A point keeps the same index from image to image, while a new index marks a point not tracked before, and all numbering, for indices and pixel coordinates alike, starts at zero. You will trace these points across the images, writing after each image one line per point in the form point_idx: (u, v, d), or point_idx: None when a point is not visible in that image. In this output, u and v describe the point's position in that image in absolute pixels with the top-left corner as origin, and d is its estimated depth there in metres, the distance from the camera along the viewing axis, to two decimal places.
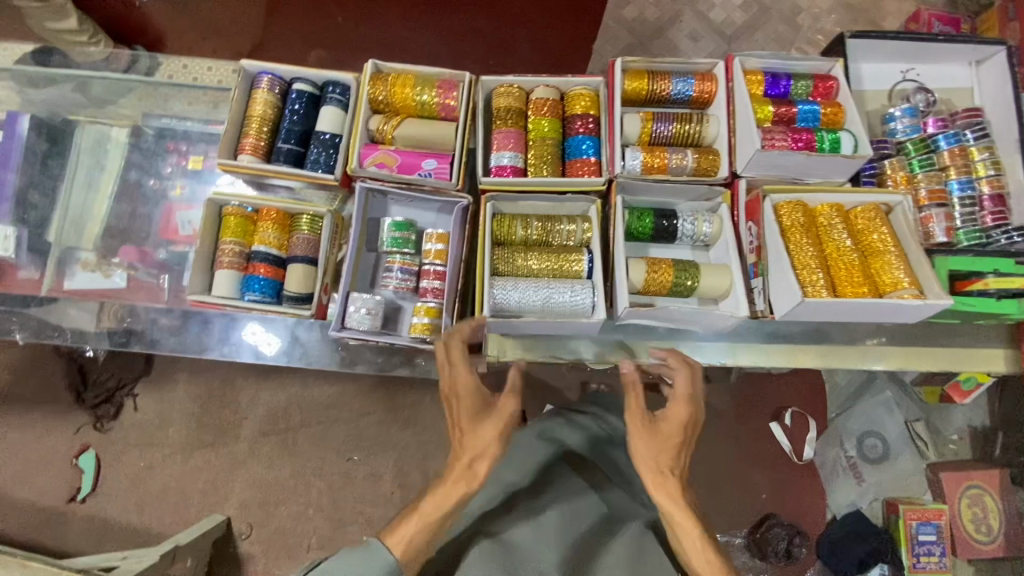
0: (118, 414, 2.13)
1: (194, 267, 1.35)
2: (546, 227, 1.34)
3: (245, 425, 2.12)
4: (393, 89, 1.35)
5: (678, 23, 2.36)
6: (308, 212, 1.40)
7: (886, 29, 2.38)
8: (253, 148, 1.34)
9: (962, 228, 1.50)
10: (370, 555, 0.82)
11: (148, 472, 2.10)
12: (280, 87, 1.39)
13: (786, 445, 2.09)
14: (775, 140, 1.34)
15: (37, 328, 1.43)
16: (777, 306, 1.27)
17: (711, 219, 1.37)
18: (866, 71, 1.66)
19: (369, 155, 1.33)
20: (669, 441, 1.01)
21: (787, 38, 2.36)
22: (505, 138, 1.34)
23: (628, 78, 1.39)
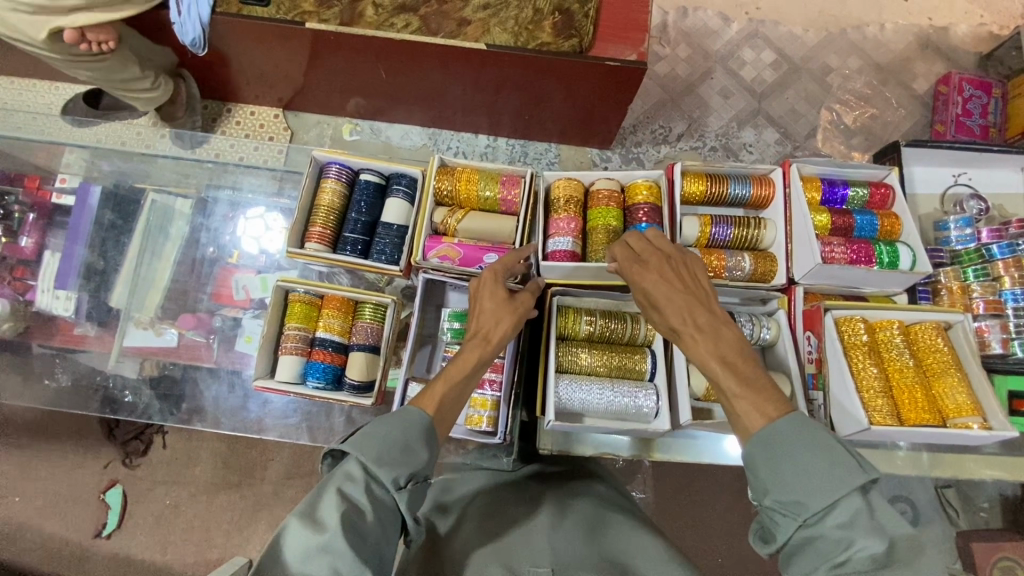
0: (147, 451, 2.15)
1: (260, 351, 1.40)
2: (609, 324, 1.42)
3: (270, 467, 2.13)
4: (458, 183, 1.43)
5: (709, 80, 2.41)
6: (372, 301, 1.45)
7: (915, 90, 2.41)
8: (320, 236, 1.41)
9: (1019, 338, 1.54)
10: (408, 414, 1.00)
11: (173, 511, 2.11)
12: (347, 176, 1.48)
13: None
14: (834, 251, 1.42)
15: (91, 375, 1.63)
16: (838, 424, 1.33)
17: (769, 325, 1.41)
18: (917, 174, 1.81)
19: (433, 247, 1.38)
20: (693, 325, 1.05)
21: (817, 97, 2.40)
22: (566, 225, 1.40)
23: (687, 180, 1.51)
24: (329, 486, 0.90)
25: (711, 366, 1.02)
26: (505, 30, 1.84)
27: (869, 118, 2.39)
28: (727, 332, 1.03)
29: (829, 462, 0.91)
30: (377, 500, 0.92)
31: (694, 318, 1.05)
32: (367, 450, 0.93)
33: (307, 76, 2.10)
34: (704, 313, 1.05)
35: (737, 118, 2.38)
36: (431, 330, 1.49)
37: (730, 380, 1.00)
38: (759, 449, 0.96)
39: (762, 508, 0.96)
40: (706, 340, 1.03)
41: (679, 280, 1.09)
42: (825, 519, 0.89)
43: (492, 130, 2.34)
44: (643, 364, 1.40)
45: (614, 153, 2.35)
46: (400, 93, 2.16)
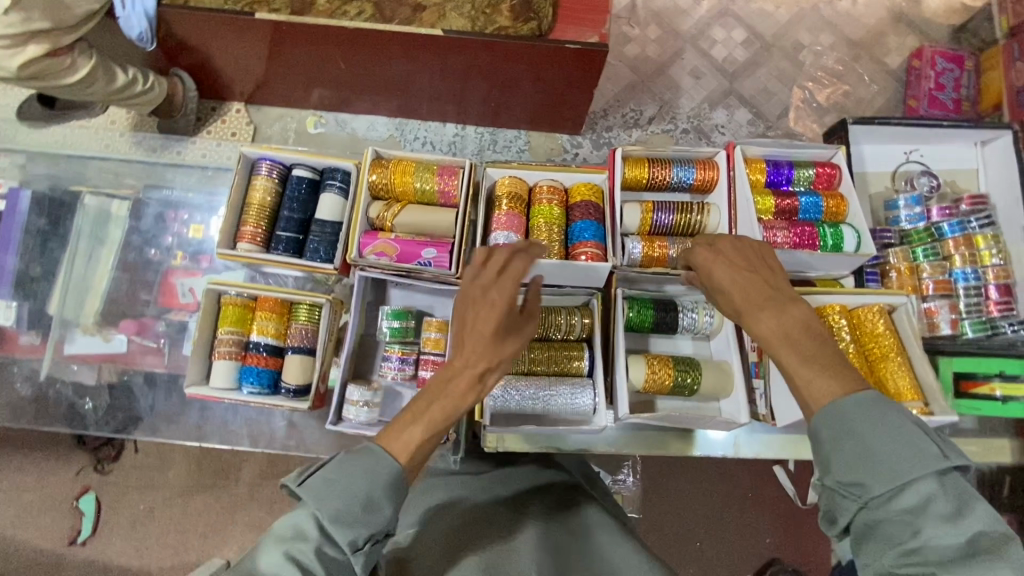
0: (120, 456, 2.12)
1: (192, 358, 1.37)
2: (547, 320, 1.40)
3: (245, 468, 2.11)
4: (394, 175, 1.39)
5: (679, 61, 2.37)
6: (307, 302, 1.41)
7: (888, 65, 2.37)
8: (251, 236, 1.39)
9: (968, 318, 1.59)
10: (376, 459, 0.92)
11: (147, 515, 2.09)
12: (279, 172, 1.45)
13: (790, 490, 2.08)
14: (775, 236, 1.41)
15: (42, 385, 1.59)
16: (778, 414, 1.31)
17: (712, 313, 1.44)
18: (868, 152, 1.79)
19: (369, 244, 1.34)
20: (766, 298, 1.05)
21: (789, 75, 2.36)
22: (508, 221, 1.36)
23: (628, 165, 1.46)
24: (275, 548, 0.83)
25: (775, 342, 1.01)
26: (462, 15, 1.76)
27: (842, 95, 2.35)
28: (795, 307, 1.02)
29: (899, 444, 0.87)
30: (331, 562, 0.85)
31: (759, 294, 1.06)
32: (324, 507, 0.86)
33: (269, 69, 2.04)
34: (770, 293, 1.05)
35: (708, 99, 2.34)
36: (371, 330, 1.49)
37: (795, 359, 0.98)
38: (826, 427, 0.92)
39: (823, 487, 0.92)
40: (772, 316, 1.02)
41: (747, 262, 1.11)
42: (895, 502, 0.84)
43: (460, 118, 2.30)
44: (581, 360, 1.40)
45: (585, 139, 2.31)
46: (363, 83, 2.11)
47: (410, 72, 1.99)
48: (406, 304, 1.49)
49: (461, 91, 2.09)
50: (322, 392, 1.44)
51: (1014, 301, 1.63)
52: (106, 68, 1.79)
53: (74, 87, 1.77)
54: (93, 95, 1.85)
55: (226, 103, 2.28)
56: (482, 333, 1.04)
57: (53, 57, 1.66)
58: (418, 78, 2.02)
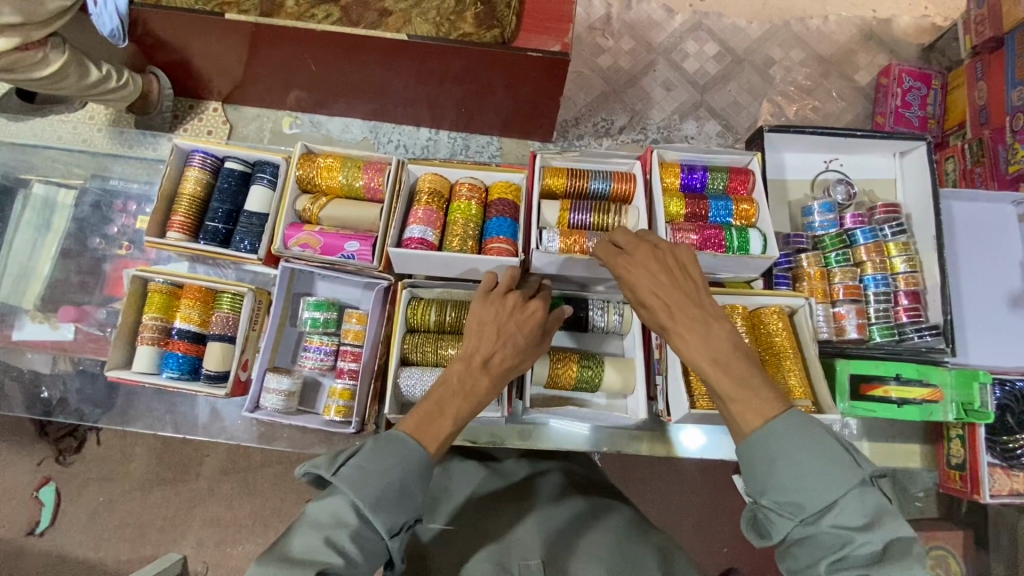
0: (81, 447, 2.13)
1: (116, 343, 1.45)
2: (461, 313, 1.40)
3: (205, 463, 2.11)
4: (320, 171, 1.45)
5: (651, 73, 2.41)
6: (229, 291, 1.48)
7: (857, 82, 2.41)
8: (181, 226, 1.45)
9: (877, 325, 1.63)
10: (407, 450, 0.97)
11: (106, 507, 2.09)
12: (212, 164, 1.51)
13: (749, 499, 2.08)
14: (684, 237, 1.44)
15: None
16: (673, 410, 1.40)
17: (620, 311, 1.50)
18: (789, 160, 1.84)
19: (292, 235, 1.39)
20: (693, 317, 1.05)
21: (759, 89, 2.40)
22: (425, 215, 1.40)
23: (546, 175, 1.50)
24: (318, 531, 0.89)
25: (706, 366, 1.02)
26: (427, 20, 1.81)
27: (811, 110, 2.38)
28: (718, 326, 1.03)
29: (825, 459, 0.92)
30: (368, 544, 0.91)
31: (685, 313, 1.05)
32: (363, 495, 0.92)
33: (246, 70, 2.08)
34: (694, 309, 1.05)
35: (679, 111, 2.37)
36: (295, 320, 1.56)
37: (722, 377, 1.00)
38: (756, 449, 0.96)
39: (759, 506, 0.96)
40: (698, 338, 1.03)
41: (668, 274, 1.10)
42: (823, 519, 0.89)
43: (434, 123, 2.34)
44: None
45: (557, 146, 2.34)
46: (340, 87, 2.15)
47: (385, 77, 2.03)
48: (331, 296, 1.57)
49: (432, 96, 2.13)
50: (243, 381, 1.49)
51: (925, 309, 1.67)
52: (79, 63, 1.82)
53: (46, 81, 1.80)
54: (66, 88, 1.88)
55: (203, 103, 2.32)
56: (491, 331, 1.12)
57: (25, 50, 1.69)
58: (393, 83, 2.06)
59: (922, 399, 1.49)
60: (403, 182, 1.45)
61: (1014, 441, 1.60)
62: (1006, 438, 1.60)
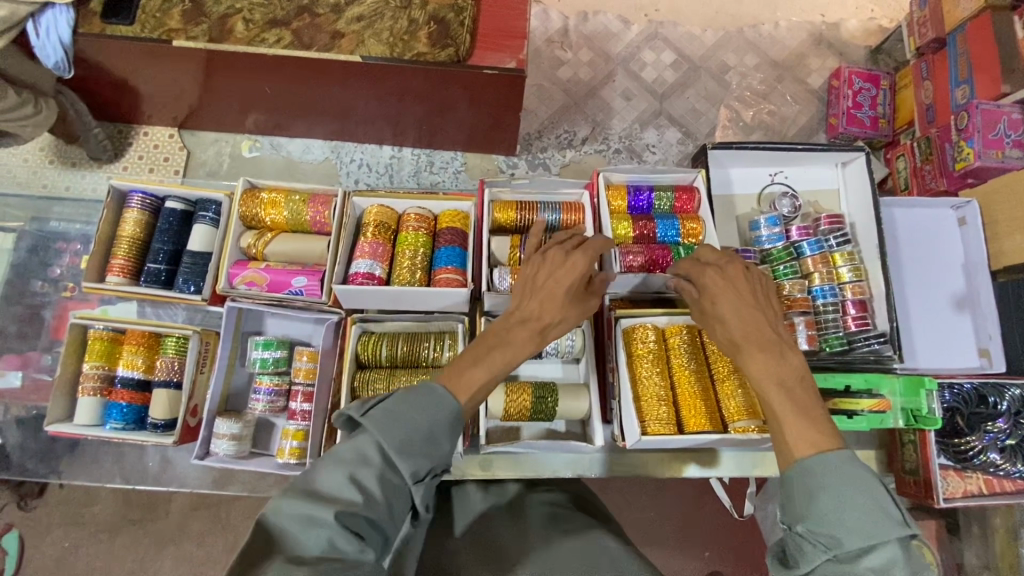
0: (43, 491, 2.05)
1: (54, 393, 1.47)
2: (410, 347, 1.42)
3: (174, 500, 2.04)
4: (264, 208, 1.47)
5: (611, 83, 2.43)
6: (174, 335, 1.50)
7: (810, 85, 2.47)
8: (120, 269, 1.48)
9: (828, 335, 1.66)
10: (436, 397, 0.91)
11: (72, 553, 2.02)
12: (151, 205, 1.53)
13: (727, 501, 2.06)
14: (632, 259, 1.48)
15: None
16: (627, 435, 1.44)
17: (575, 335, 1.51)
18: (734, 175, 1.89)
19: (238, 274, 1.41)
20: (767, 340, 1.04)
21: (716, 95, 2.44)
22: (371, 250, 1.42)
23: (496, 209, 1.51)
24: (340, 465, 0.84)
25: (767, 385, 1.00)
26: (380, 42, 1.79)
27: (767, 113, 2.42)
28: (794, 355, 1.02)
29: (876, 507, 0.85)
30: (393, 487, 0.85)
31: (760, 336, 1.05)
32: (388, 437, 0.86)
33: (203, 95, 2.06)
34: (771, 335, 1.05)
35: (639, 120, 2.40)
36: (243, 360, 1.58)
37: (786, 405, 0.97)
38: (801, 475, 0.90)
39: (791, 533, 0.90)
40: (767, 357, 1.02)
41: (755, 294, 1.12)
42: (859, 560, 0.83)
43: (397, 141, 2.33)
44: None
45: (520, 160, 2.35)
46: (297, 108, 2.12)
47: (345, 95, 2.00)
48: (281, 333, 1.58)
49: (394, 116, 2.14)
50: (192, 426, 1.50)
51: (873, 316, 1.72)
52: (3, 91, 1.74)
53: None
54: None
55: (152, 127, 2.28)
56: (523, 288, 1.11)
57: None
58: (354, 100, 2.03)
59: (865, 410, 1.56)
60: (348, 215, 1.46)
61: (965, 443, 1.68)
62: (958, 441, 1.69)
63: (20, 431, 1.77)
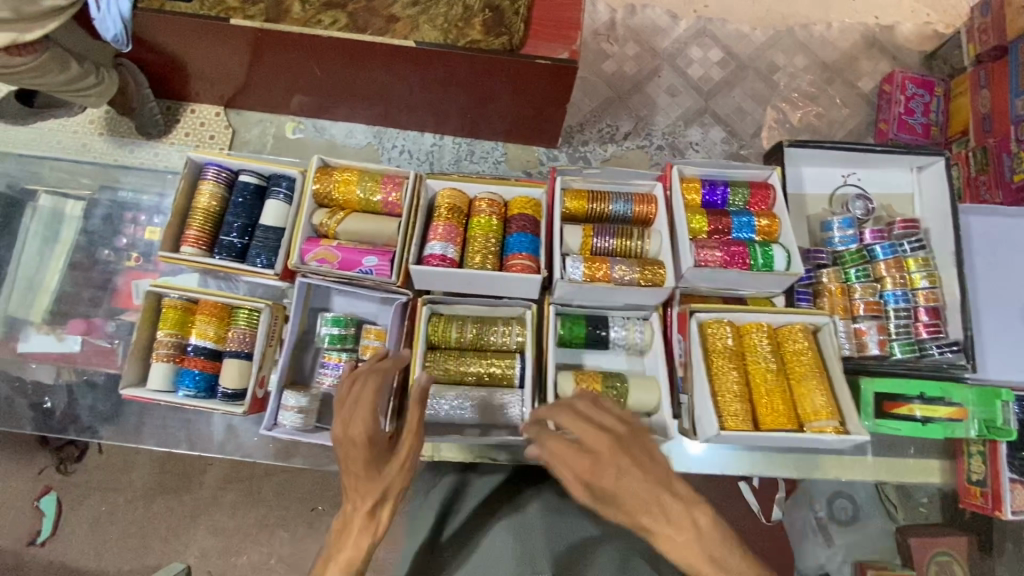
0: (83, 455, 2.10)
1: (131, 358, 1.46)
2: (478, 330, 1.46)
3: (208, 472, 2.09)
4: (337, 185, 1.46)
5: (656, 78, 2.41)
6: (246, 307, 1.49)
7: (860, 89, 2.42)
8: (195, 240, 1.45)
9: (898, 341, 1.67)
10: None
11: (108, 517, 2.07)
12: (225, 177, 1.51)
13: (754, 505, 2.03)
14: (708, 255, 1.45)
15: None
16: (699, 430, 1.43)
17: (643, 328, 1.52)
18: (807, 173, 1.86)
19: (310, 251, 1.41)
20: (682, 525, 0.92)
21: (763, 95, 2.40)
22: (444, 232, 1.42)
23: (569, 197, 1.51)
24: None
25: (697, 564, 0.92)
26: (434, 27, 1.79)
27: (815, 116, 2.38)
28: (701, 515, 0.92)
29: None
30: None
31: (671, 505, 0.93)
32: None
33: (250, 75, 2.08)
34: (687, 501, 0.94)
35: (683, 117, 2.37)
36: (311, 334, 1.58)
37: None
38: None
39: None
40: (689, 535, 0.92)
41: (639, 464, 0.95)
42: None
43: (438, 129, 2.33)
44: (512, 370, 1.46)
45: (561, 152, 2.34)
46: (342, 91, 2.14)
47: (388, 80, 2.00)
48: (349, 311, 1.58)
49: (437, 102, 2.13)
50: (260, 398, 1.50)
51: (946, 324, 1.69)
52: (63, 61, 1.79)
53: (28, 75, 1.76)
54: (45, 84, 1.84)
55: (201, 104, 2.31)
56: (351, 466, 1.03)
57: (14, 51, 1.67)
58: (397, 86, 2.03)
59: (949, 418, 1.54)
60: (420, 198, 1.46)
61: None
62: None
63: (76, 395, 1.64)
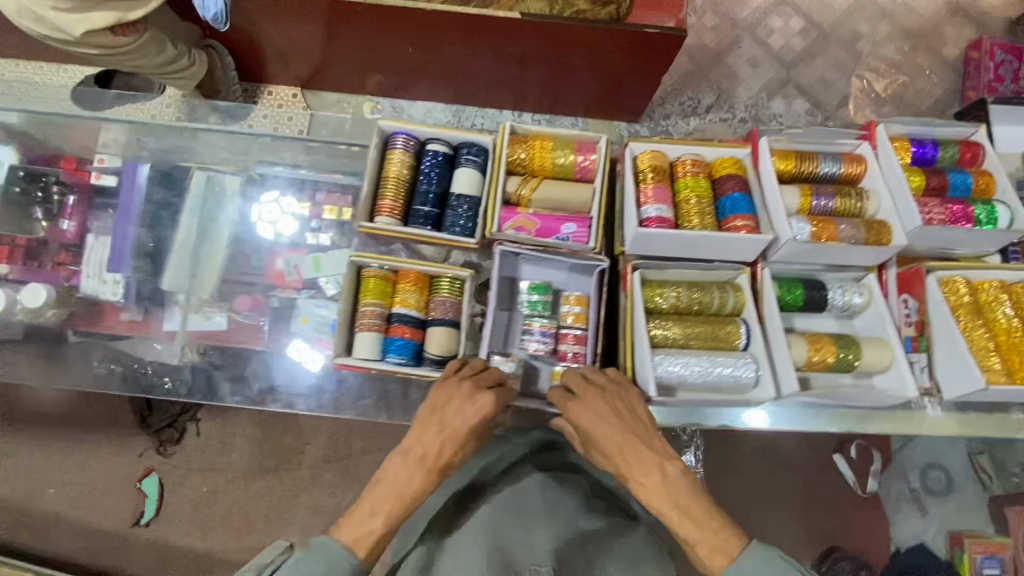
0: (182, 438, 2.14)
1: (341, 329, 1.41)
2: (696, 294, 1.39)
3: (307, 451, 2.12)
4: (532, 152, 1.47)
5: (737, 49, 2.36)
6: (449, 275, 1.46)
7: (945, 56, 2.37)
8: (391, 210, 1.44)
9: None
10: None
11: (210, 497, 2.10)
12: (414, 145, 1.50)
13: (851, 477, 2.14)
14: (933, 214, 1.45)
15: (119, 358, 1.61)
16: (948, 388, 1.41)
17: (860, 291, 1.45)
18: (1000, 132, 1.85)
19: (509, 218, 1.42)
20: (653, 462, 1.07)
21: (847, 65, 2.35)
22: (657, 194, 1.39)
23: (776, 159, 1.48)
24: None
25: (665, 508, 1.03)
26: None
27: (900, 86, 2.34)
28: (671, 463, 1.07)
29: None
30: None
31: (638, 449, 1.09)
32: None
33: (326, 52, 2.05)
34: (651, 449, 1.09)
35: (766, 88, 2.33)
36: (505, 305, 1.50)
37: (686, 524, 1.00)
38: None
39: None
40: (659, 479, 1.05)
41: (617, 413, 1.15)
42: None
43: (516, 106, 2.31)
44: (739, 334, 1.38)
45: (642, 128, 2.31)
46: (421, 69, 2.11)
47: (463, 60, 2.00)
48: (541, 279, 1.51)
49: (516, 79, 2.11)
50: None
51: None
52: (160, 42, 1.77)
53: (128, 57, 1.74)
54: (142, 66, 1.82)
55: (278, 86, 2.29)
56: (427, 431, 1.14)
57: (119, 31, 1.65)
58: (471, 66, 2.02)
59: None
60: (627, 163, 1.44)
61: None
62: None
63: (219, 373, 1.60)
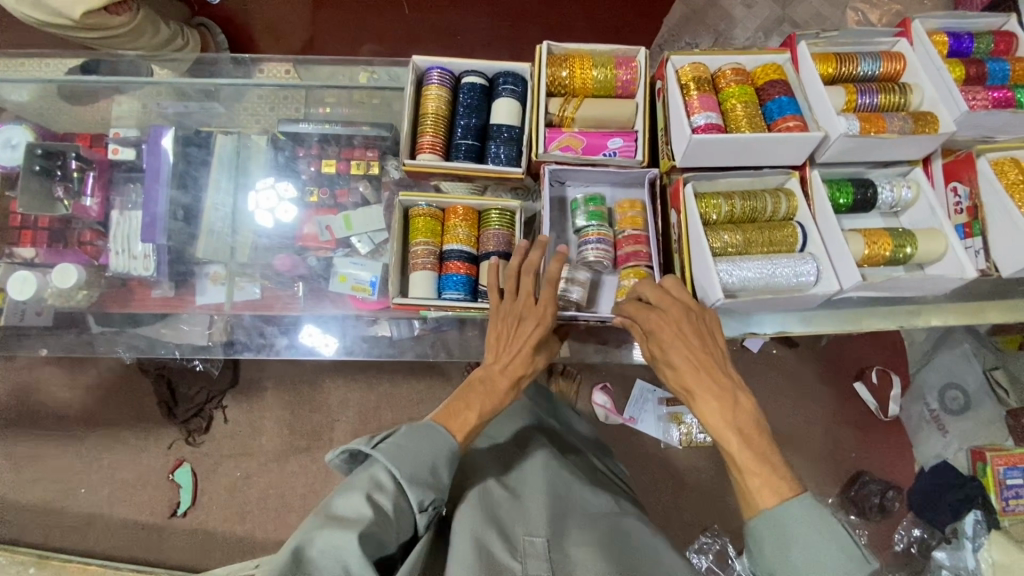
0: (210, 426, 2.13)
1: (394, 271, 1.42)
2: (749, 202, 1.40)
3: (337, 428, 2.12)
4: (573, 71, 1.45)
5: None
6: (497, 208, 1.45)
7: None
8: (432, 145, 1.43)
9: None
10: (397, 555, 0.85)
11: (244, 481, 2.10)
12: (449, 80, 1.49)
13: (872, 402, 2.17)
14: (976, 100, 1.43)
15: (148, 345, 1.61)
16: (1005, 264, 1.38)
17: (909, 185, 1.45)
18: None
19: (555, 138, 1.43)
20: (727, 393, 1.01)
21: None
22: (703, 102, 1.36)
23: (815, 61, 1.45)
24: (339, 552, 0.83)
25: (726, 433, 0.99)
26: None
27: (894, 15, 2.33)
28: (743, 397, 1.00)
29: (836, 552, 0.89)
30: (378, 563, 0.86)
31: (712, 377, 1.02)
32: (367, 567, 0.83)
33: None
34: (723, 378, 1.02)
35: (763, 28, 2.28)
36: (559, 232, 1.53)
37: (744, 452, 0.96)
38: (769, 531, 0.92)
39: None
40: (721, 407, 1.00)
41: (699, 335, 1.07)
42: None
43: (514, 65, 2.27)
44: (794, 235, 1.39)
45: None
46: None
47: None
48: None
49: None
50: None
51: None
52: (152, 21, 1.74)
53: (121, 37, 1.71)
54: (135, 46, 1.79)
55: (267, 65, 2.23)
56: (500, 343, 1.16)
57: (114, 9, 1.60)
58: None
59: None
60: (670, 74, 1.40)
61: None
62: None
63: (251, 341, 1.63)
